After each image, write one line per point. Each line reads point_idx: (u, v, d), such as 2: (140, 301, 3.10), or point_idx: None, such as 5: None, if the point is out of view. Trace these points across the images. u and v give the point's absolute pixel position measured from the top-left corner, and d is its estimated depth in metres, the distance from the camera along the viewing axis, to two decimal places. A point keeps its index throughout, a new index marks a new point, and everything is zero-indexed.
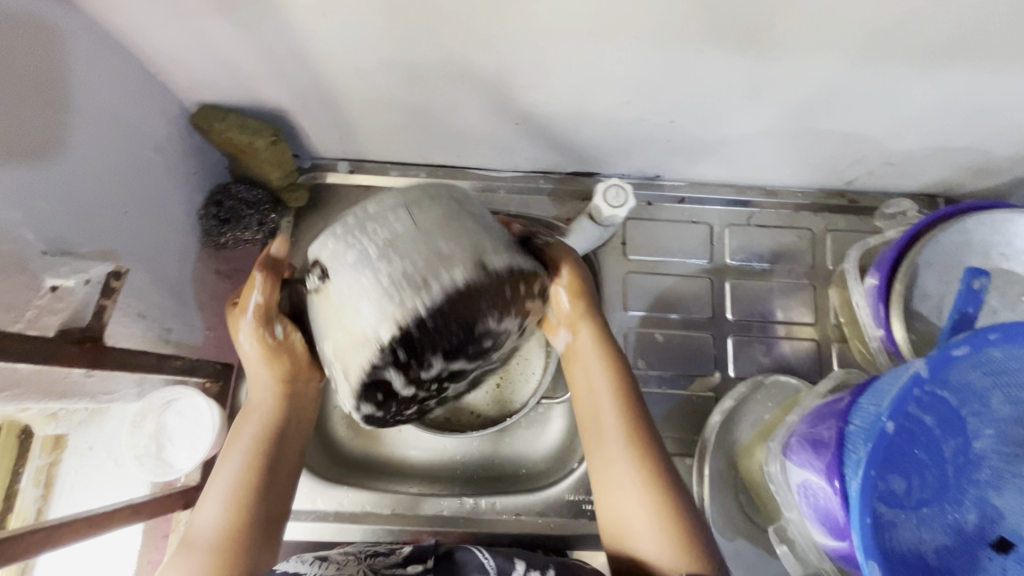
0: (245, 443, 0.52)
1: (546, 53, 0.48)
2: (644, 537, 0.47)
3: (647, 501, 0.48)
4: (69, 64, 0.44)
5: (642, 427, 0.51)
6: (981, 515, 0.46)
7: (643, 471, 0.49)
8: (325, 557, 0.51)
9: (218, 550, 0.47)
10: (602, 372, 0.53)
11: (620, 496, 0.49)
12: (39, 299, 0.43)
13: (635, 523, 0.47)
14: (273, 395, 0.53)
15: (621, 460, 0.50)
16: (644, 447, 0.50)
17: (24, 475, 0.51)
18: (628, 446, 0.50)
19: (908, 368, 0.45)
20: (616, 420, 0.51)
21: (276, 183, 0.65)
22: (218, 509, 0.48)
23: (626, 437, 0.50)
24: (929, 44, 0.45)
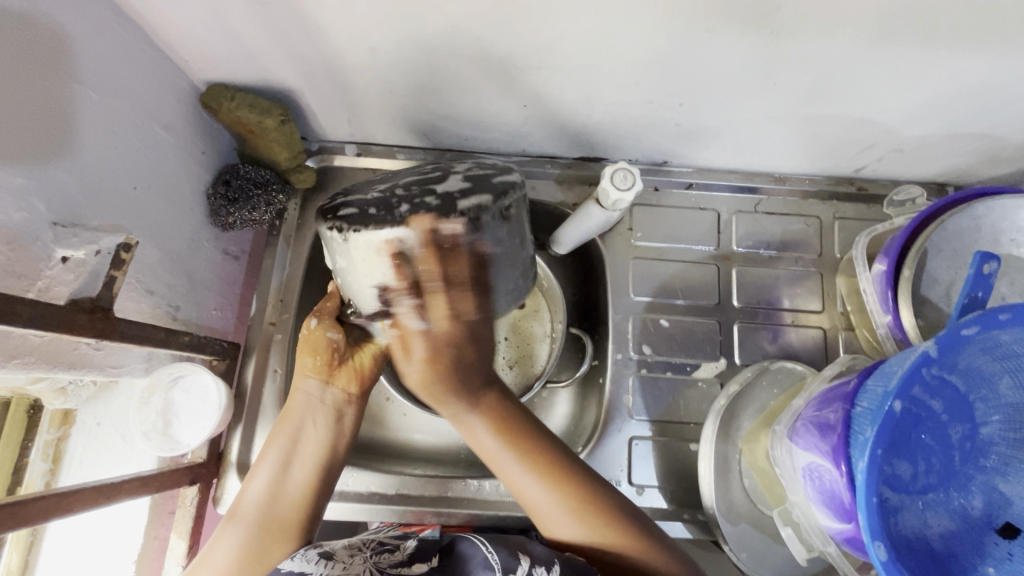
0: (279, 441, 0.54)
1: (557, 32, 0.48)
2: (557, 522, 0.53)
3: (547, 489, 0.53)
4: (82, 37, 0.44)
5: (523, 430, 0.56)
6: (988, 501, 0.46)
7: (540, 465, 0.54)
8: (331, 554, 0.49)
9: (264, 530, 0.50)
10: (466, 403, 0.56)
11: (529, 492, 0.54)
12: (50, 269, 0.44)
13: (544, 507, 0.53)
14: (307, 401, 0.55)
15: (510, 463, 0.54)
16: (534, 448, 0.55)
17: (33, 448, 0.55)
18: (508, 449, 0.55)
19: (916, 349, 0.44)
20: (490, 441, 0.55)
21: (284, 164, 0.64)
22: (260, 490, 0.52)
23: (506, 447, 0.55)
24: (944, 26, 0.45)
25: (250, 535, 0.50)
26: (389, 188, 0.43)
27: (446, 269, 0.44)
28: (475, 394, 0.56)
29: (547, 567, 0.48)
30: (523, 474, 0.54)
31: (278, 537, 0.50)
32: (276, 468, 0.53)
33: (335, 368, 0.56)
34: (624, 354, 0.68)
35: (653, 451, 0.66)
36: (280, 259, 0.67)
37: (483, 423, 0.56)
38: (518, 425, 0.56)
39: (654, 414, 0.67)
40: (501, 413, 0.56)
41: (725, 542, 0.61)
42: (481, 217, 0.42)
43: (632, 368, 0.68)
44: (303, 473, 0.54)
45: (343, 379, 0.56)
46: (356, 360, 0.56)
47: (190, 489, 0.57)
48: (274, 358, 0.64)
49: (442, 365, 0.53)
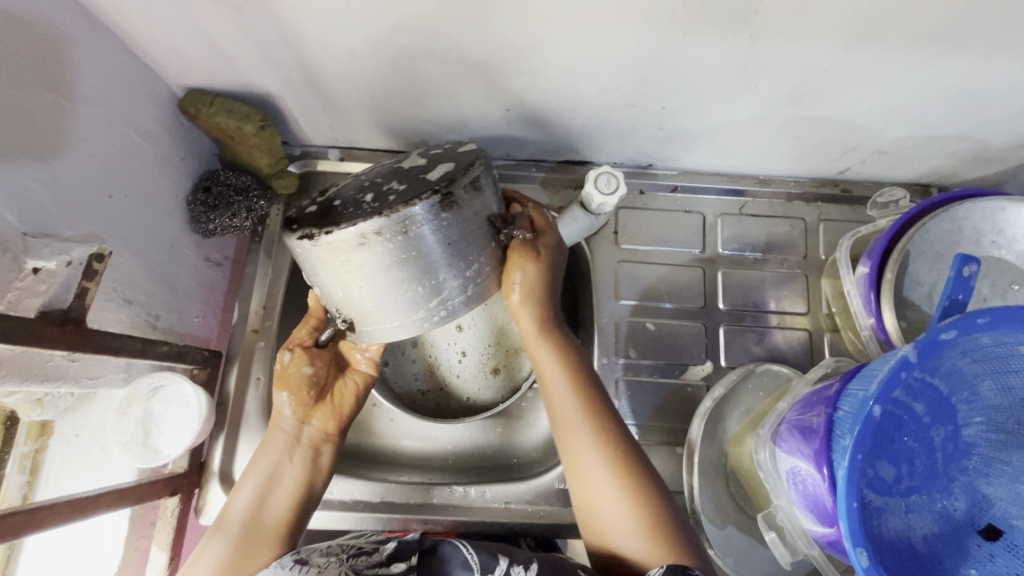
0: (256, 470, 0.54)
1: (535, 37, 0.48)
2: (616, 521, 0.51)
3: (615, 481, 0.52)
4: (53, 44, 0.43)
5: (598, 402, 0.55)
6: (970, 502, 0.46)
7: (610, 449, 0.53)
8: (306, 560, 0.49)
9: (244, 540, 0.51)
10: (553, 352, 0.56)
11: (587, 475, 0.53)
12: (20, 280, 0.43)
13: (595, 480, 0.52)
14: (283, 439, 0.56)
15: (579, 430, 0.54)
16: (603, 419, 0.54)
17: (10, 461, 0.52)
18: (583, 412, 0.54)
19: (897, 352, 0.44)
20: (558, 394, 0.55)
21: (265, 170, 0.63)
22: (245, 507, 0.53)
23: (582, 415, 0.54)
24: (923, 28, 0.45)
25: (231, 549, 0.51)
26: (357, 191, 0.45)
27: (422, 250, 0.43)
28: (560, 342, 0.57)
29: (524, 566, 0.49)
30: (590, 444, 0.53)
31: (257, 551, 0.51)
32: (257, 490, 0.53)
33: (313, 406, 0.58)
34: (610, 357, 0.68)
35: None
36: (262, 265, 0.66)
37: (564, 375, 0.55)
38: (596, 392, 0.56)
39: (640, 418, 0.67)
40: (590, 393, 0.55)
41: (711, 546, 0.61)
42: (453, 191, 0.43)
43: (619, 371, 0.68)
44: (279, 500, 0.53)
45: (318, 418, 0.58)
46: (336, 397, 0.59)
47: (171, 500, 0.56)
48: (257, 365, 0.63)
49: (540, 299, 0.56)
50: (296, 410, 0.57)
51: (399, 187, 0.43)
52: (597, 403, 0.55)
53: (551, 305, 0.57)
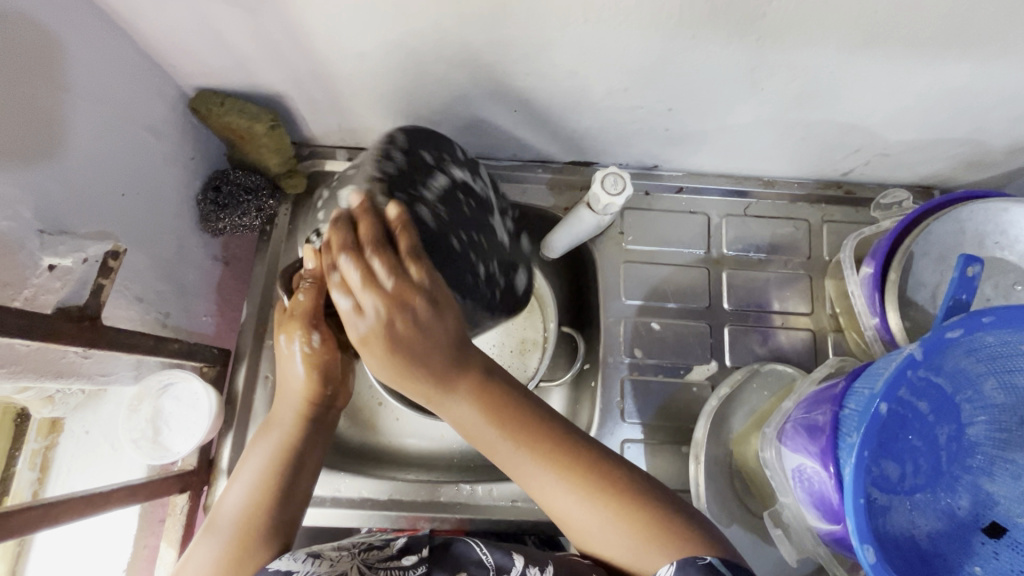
0: (268, 450, 0.52)
1: (545, 38, 0.48)
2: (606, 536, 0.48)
3: (584, 502, 0.48)
4: (67, 44, 0.44)
5: (529, 427, 0.49)
6: (974, 500, 0.47)
7: (559, 463, 0.49)
8: (318, 553, 0.49)
9: (245, 538, 0.48)
10: (452, 394, 0.48)
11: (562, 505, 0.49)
12: (37, 278, 0.43)
13: (558, 501, 0.49)
14: (304, 421, 0.54)
15: (524, 465, 0.49)
16: (539, 435, 0.49)
17: (20, 457, 0.54)
18: (513, 444, 0.49)
19: (902, 351, 0.44)
20: (486, 438, 0.49)
21: (274, 169, 0.64)
22: (242, 503, 0.50)
23: (512, 446, 0.49)
24: (929, 32, 0.45)
25: (227, 547, 0.48)
26: (440, 206, 0.52)
27: None
28: (451, 376, 0.47)
29: (540, 569, 0.49)
30: (539, 472, 0.49)
31: (260, 550, 0.48)
32: (259, 482, 0.51)
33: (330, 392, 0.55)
34: (616, 357, 0.68)
35: (646, 454, 0.66)
36: (270, 264, 0.67)
37: (477, 415, 0.49)
38: (518, 414, 0.49)
39: (645, 417, 0.67)
40: (511, 418, 0.49)
41: None
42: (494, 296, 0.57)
43: (624, 371, 0.68)
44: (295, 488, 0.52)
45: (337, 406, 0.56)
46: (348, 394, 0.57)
47: (181, 497, 0.56)
48: (265, 363, 0.63)
49: (404, 346, 0.44)
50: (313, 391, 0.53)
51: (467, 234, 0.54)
52: (528, 421, 0.49)
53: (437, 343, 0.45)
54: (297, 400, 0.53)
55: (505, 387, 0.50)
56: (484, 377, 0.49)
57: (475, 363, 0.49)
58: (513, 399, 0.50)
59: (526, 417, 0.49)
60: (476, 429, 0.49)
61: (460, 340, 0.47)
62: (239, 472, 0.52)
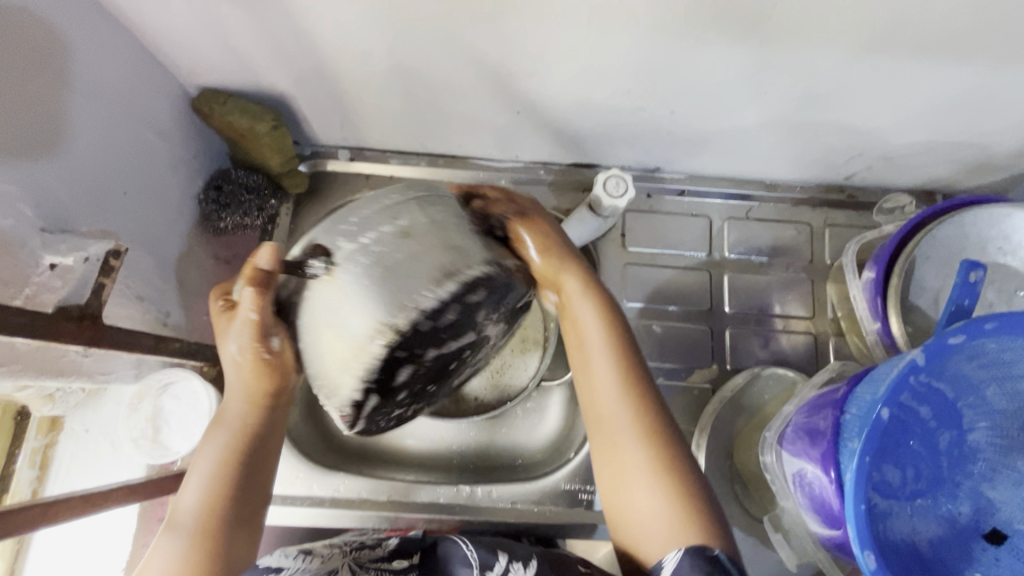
0: (221, 439, 0.49)
1: (549, 40, 0.48)
2: (649, 524, 0.45)
3: (654, 478, 0.46)
4: (70, 43, 0.44)
5: (649, 401, 0.48)
6: (975, 506, 0.47)
7: (653, 444, 0.47)
8: (308, 551, 0.50)
9: (205, 526, 0.46)
10: (592, 326, 0.50)
11: (630, 480, 0.46)
12: (38, 275, 0.42)
13: (632, 476, 0.46)
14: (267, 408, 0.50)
15: (618, 420, 0.48)
16: (643, 409, 0.48)
17: (19, 455, 0.54)
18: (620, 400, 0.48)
19: (904, 355, 0.44)
20: (601, 370, 0.49)
21: (277, 169, 0.64)
22: (200, 500, 0.47)
23: (625, 398, 0.48)
24: (934, 36, 0.45)
25: (191, 547, 0.46)
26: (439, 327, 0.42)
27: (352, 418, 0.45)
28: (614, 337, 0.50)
29: (524, 563, 0.48)
30: (627, 433, 0.47)
31: (223, 544, 0.46)
32: (218, 476, 0.48)
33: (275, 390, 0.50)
34: None
35: None
36: None
37: (601, 351, 0.49)
38: (643, 386, 0.48)
39: None
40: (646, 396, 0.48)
41: None
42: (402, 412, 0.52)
43: None
44: (258, 481, 0.50)
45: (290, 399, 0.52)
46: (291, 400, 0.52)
47: (179, 496, 0.57)
48: None
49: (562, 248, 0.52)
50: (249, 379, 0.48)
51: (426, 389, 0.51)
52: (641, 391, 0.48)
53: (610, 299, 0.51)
54: (240, 401, 0.50)
55: (640, 362, 0.50)
56: (631, 345, 0.50)
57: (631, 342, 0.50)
58: (643, 374, 0.49)
59: (645, 392, 0.48)
60: (596, 361, 0.49)
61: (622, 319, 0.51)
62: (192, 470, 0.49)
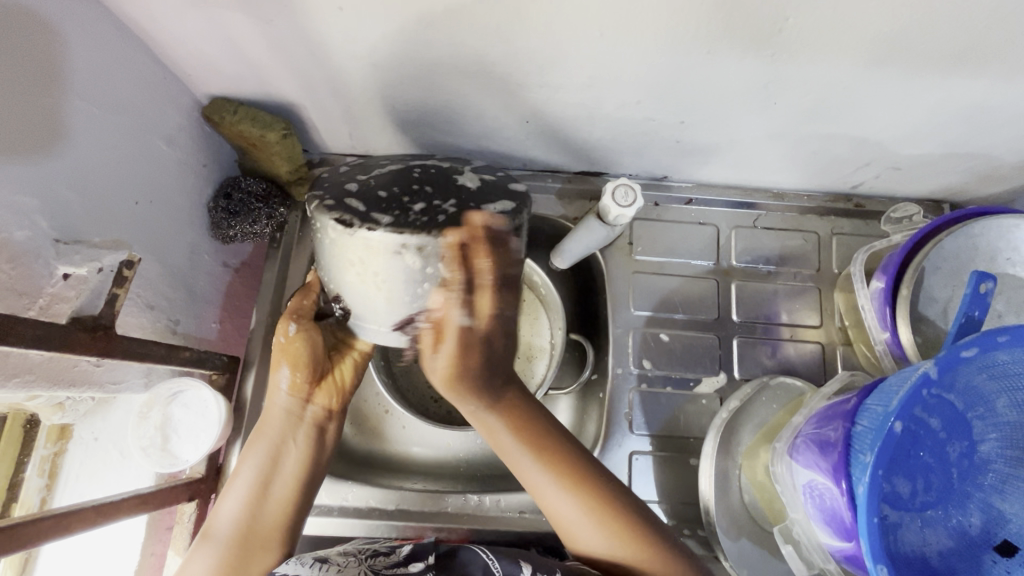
0: (255, 453, 0.53)
1: (561, 51, 0.48)
2: (580, 527, 0.52)
3: (583, 511, 0.52)
4: (84, 55, 0.44)
5: (551, 444, 0.54)
6: (986, 518, 0.47)
7: (569, 482, 0.53)
8: (325, 559, 0.50)
9: (241, 541, 0.50)
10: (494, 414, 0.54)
11: (546, 494, 0.53)
12: (52, 286, 0.43)
13: (569, 519, 0.53)
14: (286, 417, 0.54)
15: (538, 478, 0.54)
16: (553, 454, 0.54)
17: (30, 464, 0.54)
18: (536, 464, 0.53)
19: (917, 368, 0.44)
20: (515, 452, 0.54)
21: (285, 177, 0.64)
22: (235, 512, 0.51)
23: (535, 460, 0.54)
24: (945, 49, 0.45)
25: (224, 558, 0.49)
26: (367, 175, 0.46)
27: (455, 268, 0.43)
28: (503, 402, 0.55)
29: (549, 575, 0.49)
30: (550, 485, 0.53)
31: (262, 553, 0.50)
32: (251, 493, 0.51)
33: (311, 387, 0.55)
34: (624, 368, 0.68)
35: (654, 466, 0.66)
36: (280, 271, 0.67)
37: (506, 430, 0.54)
38: (547, 439, 0.54)
39: (653, 429, 0.67)
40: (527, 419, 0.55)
41: (725, 558, 0.61)
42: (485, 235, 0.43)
43: (632, 382, 0.68)
44: (281, 491, 0.52)
45: (320, 395, 0.56)
46: (336, 373, 0.56)
47: (188, 505, 0.56)
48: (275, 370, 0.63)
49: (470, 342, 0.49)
50: (291, 397, 0.55)
51: (450, 210, 0.42)
52: (546, 440, 0.54)
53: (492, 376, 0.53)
54: (279, 409, 0.54)
55: (535, 416, 0.55)
56: (520, 402, 0.56)
57: (517, 399, 0.55)
58: (541, 424, 0.55)
59: (547, 435, 0.55)
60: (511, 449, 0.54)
61: (508, 375, 0.55)
62: (229, 485, 0.53)
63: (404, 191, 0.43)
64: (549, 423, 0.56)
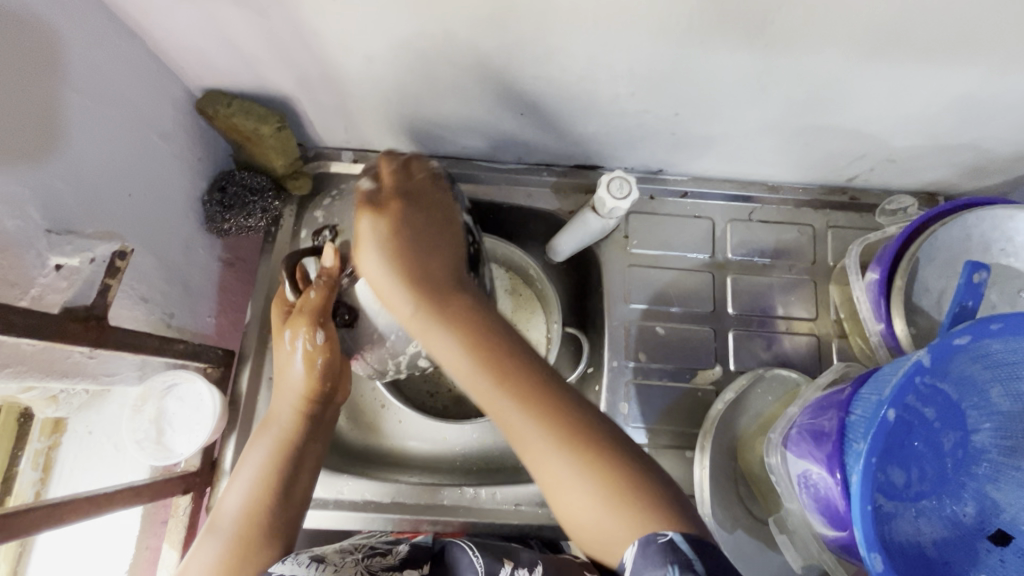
0: (265, 442, 0.54)
1: (554, 42, 0.48)
2: (569, 484, 0.45)
3: (556, 445, 0.45)
4: (75, 46, 0.44)
5: (508, 362, 0.47)
6: (980, 508, 0.47)
7: (536, 408, 0.46)
8: (321, 558, 0.49)
9: (247, 535, 0.50)
10: (437, 319, 0.48)
11: (525, 440, 0.46)
12: (43, 277, 0.43)
13: (542, 460, 0.46)
14: (307, 421, 0.55)
15: (504, 407, 0.46)
16: (514, 375, 0.47)
17: (24, 457, 0.55)
18: (495, 388, 0.47)
19: (910, 356, 0.44)
20: (466, 372, 0.48)
21: (280, 171, 0.64)
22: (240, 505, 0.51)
23: (493, 384, 0.47)
24: (937, 39, 0.46)
25: (224, 553, 0.49)
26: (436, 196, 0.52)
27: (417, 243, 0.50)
28: (449, 308, 0.49)
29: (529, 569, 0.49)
30: (516, 416, 0.46)
31: (264, 548, 0.49)
32: (258, 487, 0.52)
33: (331, 392, 0.56)
34: (620, 361, 0.68)
35: (649, 458, 0.66)
36: (275, 265, 0.67)
37: (458, 346, 0.48)
38: (502, 352, 0.48)
39: (649, 421, 0.67)
40: (495, 348, 0.48)
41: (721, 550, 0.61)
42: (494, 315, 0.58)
43: (628, 375, 0.68)
44: (299, 484, 0.53)
45: (339, 395, 0.58)
46: (343, 377, 0.58)
47: (183, 498, 0.56)
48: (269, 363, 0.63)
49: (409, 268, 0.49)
50: (301, 395, 0.54)
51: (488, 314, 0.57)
52: (504, 359, 0.47)
53: (431, 274, 0.49)
54: (292, 409, 0.54)
55: (489, 326, 0.49)
56: (472, 309, 0.49)
57: (469, 301, 0.50)
58: (496, 341, 0.48)
59: (506, 352, 0.48)
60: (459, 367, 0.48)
61: (448, 278, 0.49)
62: (236, 479, 0.53)
63: (464, 241, 0.53)
64: (506, 330, 0.49)
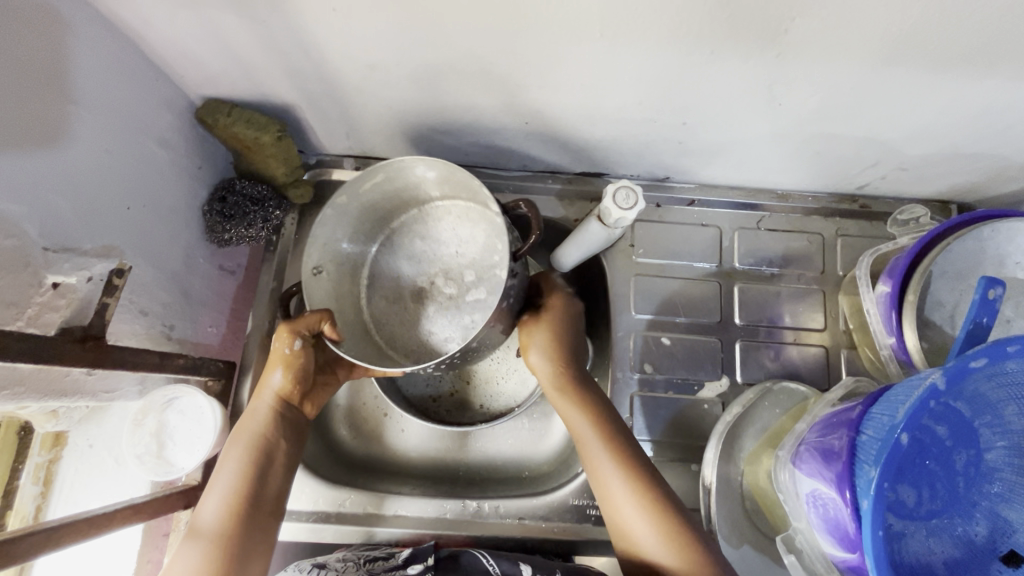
0: (241, 443, 0.53)
1: (559, 51, 0.47)
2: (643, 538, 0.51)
3: (649, 516, 0.51)
4: (70, 59, 0.43)
5: (623, 441, 0.55)
6: (992, 527, 0.45)
7: (638, 484, 0.52)
8: (323, 564, 0.51)
9: (230, 534, 0.49)
10: (569, 395, 0.58)
11: (617, 505, 0.52)
12: (41, 295, 0.43)
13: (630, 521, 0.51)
14: (270, 404, 0.56)
15: (608, 473, 0.53)
16: (630, 454, 0.54)
17: (24, 471, 0.54)
18: (608, 458, 0.54)
19: (924, 378, 0.44)
20: (585, 434, 0.56)
21: (281, 179, 0.63)
22: (220, 504, 0.50)
23: (608, 454, 0.54)
24: (955, 49, 0.44)
25: (211, 552, 0.47)
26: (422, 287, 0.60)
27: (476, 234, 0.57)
28: (586, 391, 0.58)
29: None
30: (617, 484, 0.53)
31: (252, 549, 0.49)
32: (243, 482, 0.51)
33: (297, 389, 0.57)
34: (625, 372, 0.68)
35: None
36: (277, 275, 0.67)
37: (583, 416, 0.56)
38: (620, 434, 0.55)
39: (654, 433, 0.66)
40: (597, 405, 0.57)
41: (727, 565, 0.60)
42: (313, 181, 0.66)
43: (633, 386, 0.67)
44: (271, 474, 0.53)
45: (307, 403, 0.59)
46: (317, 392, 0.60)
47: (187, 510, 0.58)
48: None
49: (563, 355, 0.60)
50: (279, 392, 0.56)
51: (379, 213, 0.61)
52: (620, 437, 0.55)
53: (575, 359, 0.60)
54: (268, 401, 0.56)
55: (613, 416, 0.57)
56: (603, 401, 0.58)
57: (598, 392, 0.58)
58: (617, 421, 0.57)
59: (618, 432, 0.55)
60: (585, 432, 0.56)
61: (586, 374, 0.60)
62: (212, 482, 0.52)
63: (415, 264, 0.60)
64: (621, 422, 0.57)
